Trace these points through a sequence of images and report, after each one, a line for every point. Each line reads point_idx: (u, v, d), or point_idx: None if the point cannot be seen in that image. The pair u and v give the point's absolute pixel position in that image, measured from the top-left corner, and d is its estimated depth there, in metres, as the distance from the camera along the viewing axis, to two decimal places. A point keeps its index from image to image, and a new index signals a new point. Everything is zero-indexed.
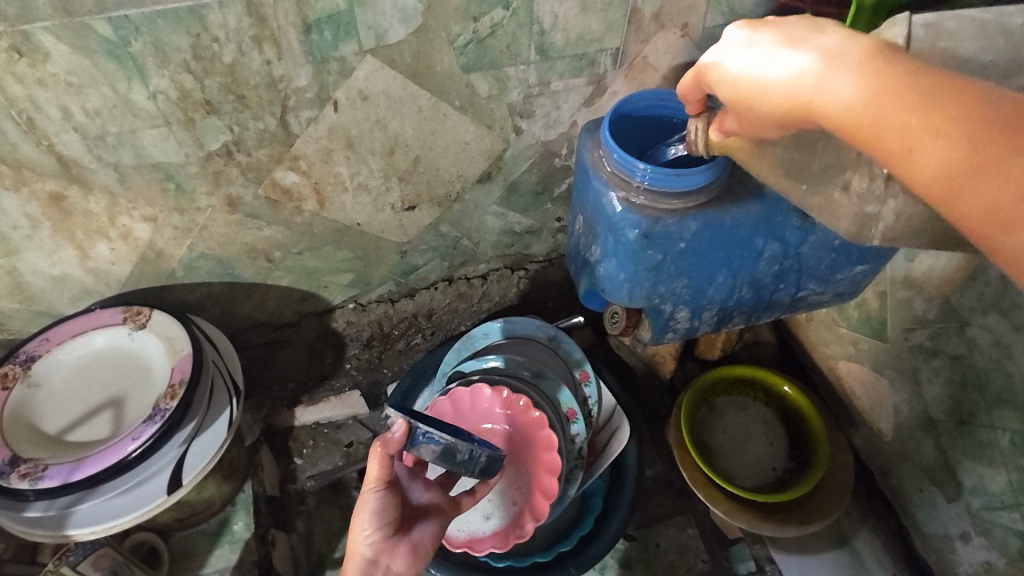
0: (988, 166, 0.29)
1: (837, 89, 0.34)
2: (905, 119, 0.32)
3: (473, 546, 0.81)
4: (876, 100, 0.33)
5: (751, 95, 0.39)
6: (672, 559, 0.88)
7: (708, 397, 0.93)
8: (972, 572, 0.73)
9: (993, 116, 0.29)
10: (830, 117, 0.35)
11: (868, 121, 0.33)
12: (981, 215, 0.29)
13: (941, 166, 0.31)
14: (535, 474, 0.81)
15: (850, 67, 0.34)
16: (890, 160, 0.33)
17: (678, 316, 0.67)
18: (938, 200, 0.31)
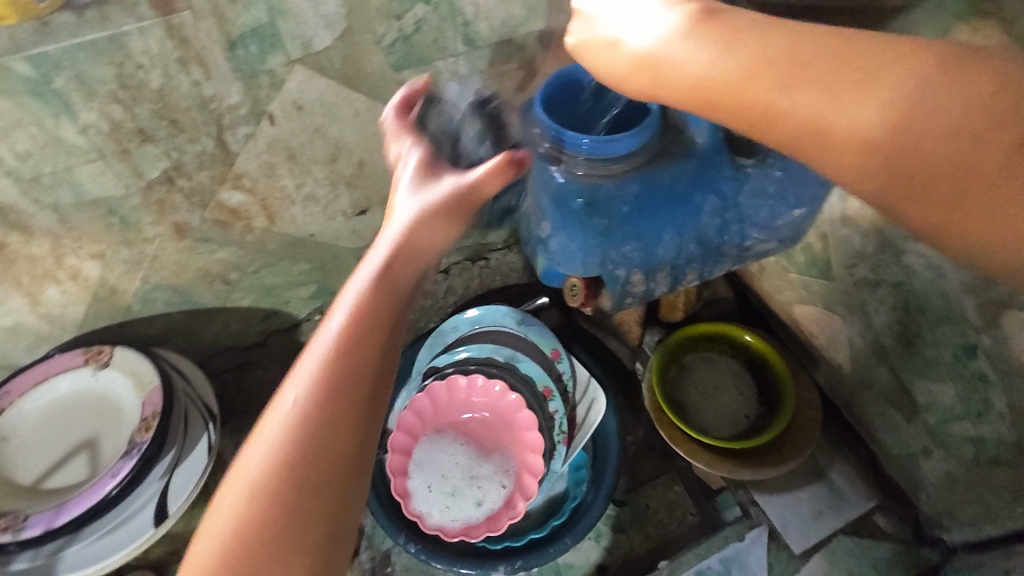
0: (836, 125, 0.36)
1: (686, 61, 0.39)
2: (755, 91, 0.38)
3: (468, 533, 0.81)
4: (722, 69, 0.38)
5: (619, 75, 0.43)
6: (662, 517, 0.91)
7: (676, 357, 0.96)
8: (937, 483, 0.78)
9: (825, 73, 0.36)
10: (685, 88, 0.40)
11: (722, 90, 0.39)
12: (847, 164, 0.37)
13: (807, 115, 0.37)
14: (520, 456, 0.86)
15: (692, 39, 0.39)
16: (754, 126, 0.39)
17: (633, 281, 0.69)
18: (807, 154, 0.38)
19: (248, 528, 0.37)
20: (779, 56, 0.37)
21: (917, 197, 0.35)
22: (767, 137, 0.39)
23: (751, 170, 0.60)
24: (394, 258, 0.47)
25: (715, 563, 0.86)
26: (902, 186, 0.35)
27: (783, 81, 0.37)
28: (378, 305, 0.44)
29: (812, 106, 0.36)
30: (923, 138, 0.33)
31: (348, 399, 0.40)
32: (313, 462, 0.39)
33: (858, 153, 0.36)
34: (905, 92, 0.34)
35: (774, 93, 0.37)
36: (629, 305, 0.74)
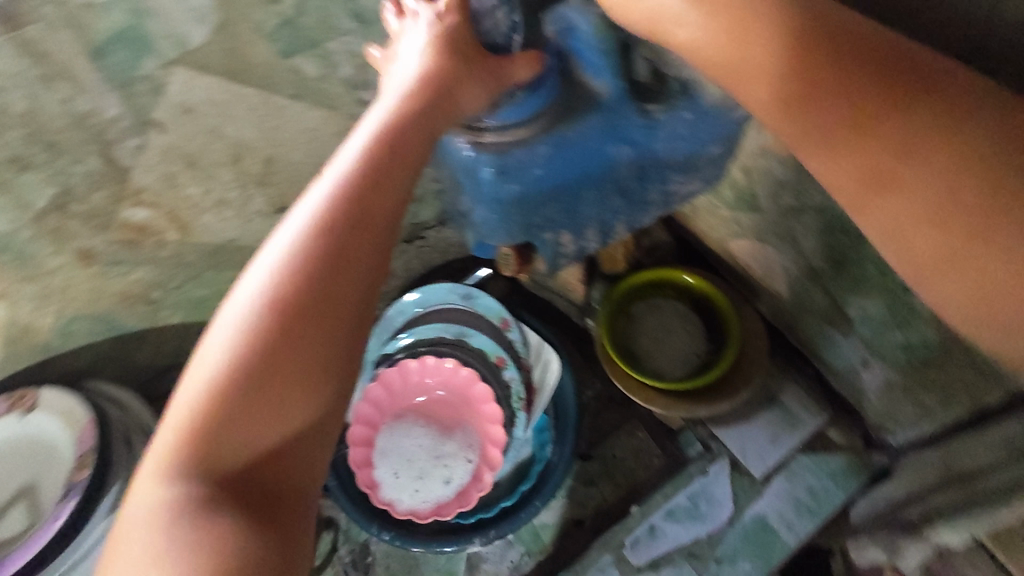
0: (848, 132, 0.35)
1: (692, 37, 0.40)
2: (766, 80, 0.37)
3: (440, 511, 0.82)
4: (735, 50, 0.38)
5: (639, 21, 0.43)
6: (630, 464, 0.93)
7: (624, 308, 0.97)
8: (878, 391, 0.82)
9: (846, 73, 0.35)
10: (693, 57, 0.40)
11: (731, 67, 0.39)
12: (856, 180, 0.36)
13: (822, 116, 0.36)
14: (482, 428, 0.87)
15: (705, 14, 0.39)
16: (770, 117, 0.38)
17: (563, 243, 0.72)
18: (815, 156, 0.37)
19: (240, 367, 0.39)
20: (807, 38, 0.36)
21: (889, 203, 0.35)
22: (779, 130, 0.38)
23: (659, 113, 0.59)
24: (427, 105, 0.47)
25: (683, 500, 0.88)
26: (871, 192, 0.35)
27: (803, 61, 0.36)
28: (377, 172, 0.43)
29: (820, 95, 0.35)
30: (911, 145, 0.33)
31: (360, 229, 0.42)
32: (304, 318, 0.40)
33: (837, 145, 0.36)
34: (911, 103, 0.33)
35: (786, 70, 0.36)
36: (563, 264, 0.77)
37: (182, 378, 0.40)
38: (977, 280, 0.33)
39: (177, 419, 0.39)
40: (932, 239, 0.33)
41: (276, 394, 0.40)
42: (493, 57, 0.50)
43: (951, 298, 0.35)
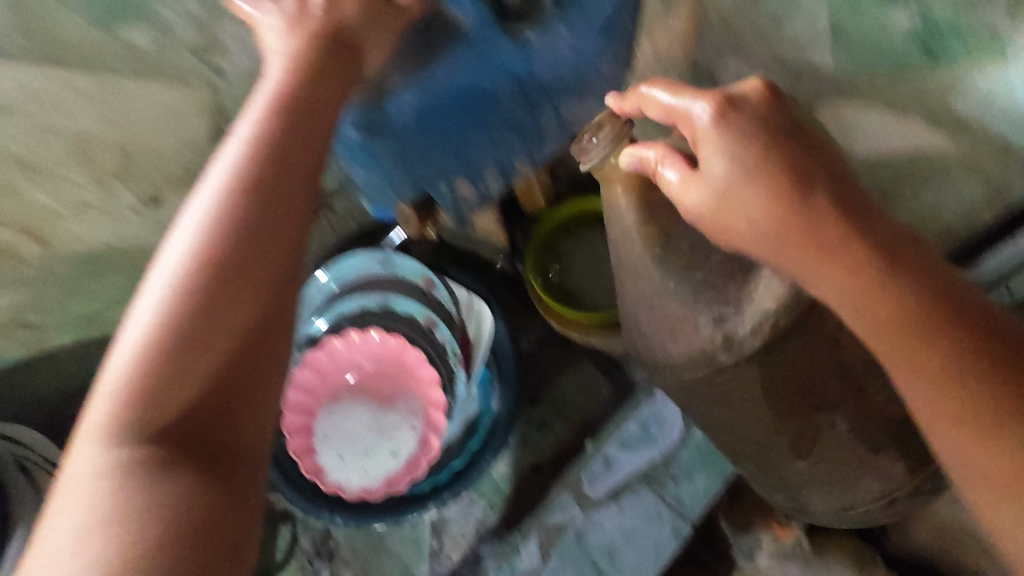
0: (872, 304, 0.47)
1: (715, 168, 0.49)
2: (845, 256, 0.47)
3: (393, 484, 0.81)
4: (791, 227, 0.48)
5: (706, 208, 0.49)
6: (579, 399, 0.93)
7: (549, 249, 0.94)
8: None
9: (862, 271, 0.47)
10: (740, 229, 0.49)
11: (786, 233, 0.48)
12: (897, 335, 0.46)
13: (868, 324, 0.47)
14: (423, 395, 0.85)
15: (752, 178, 0.49)
16: (860, 281, 0.47)
17: (460, 191, 0.70)
18: (890, 340, 0.47)
19: (170, 334, 0.44)
20: (777, 158, 0.49)
21: (883, 324, 0.47)
22: (810, 276, 0.48)
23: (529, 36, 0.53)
24: (302, 123, 0.50)
25: (634, 427, 0.85)
26: (862, 286, 0.47)
27: (780, 174, 0.48)
28: (274, 152, 0.48)
29: (795, 216, 0.48)
30: (879, 255, 0.47)
31: (259, 234, 0.47)
32: (221, 291, 0.45)
33: (824, 269, 0.48)
34: (863, 218, 0.48)
35: (766, 176, 0.49)
36: (471, 212, 0.76)
37: (110, 348, 0.44)
38: (936, 382, 0.46)
39: (114, 386, 0.43)
40: (887, 334, 0.47)
41: (206, 358, 0.44)
42: (349, 45, 0.52)
43: (921, 390, 0.46)
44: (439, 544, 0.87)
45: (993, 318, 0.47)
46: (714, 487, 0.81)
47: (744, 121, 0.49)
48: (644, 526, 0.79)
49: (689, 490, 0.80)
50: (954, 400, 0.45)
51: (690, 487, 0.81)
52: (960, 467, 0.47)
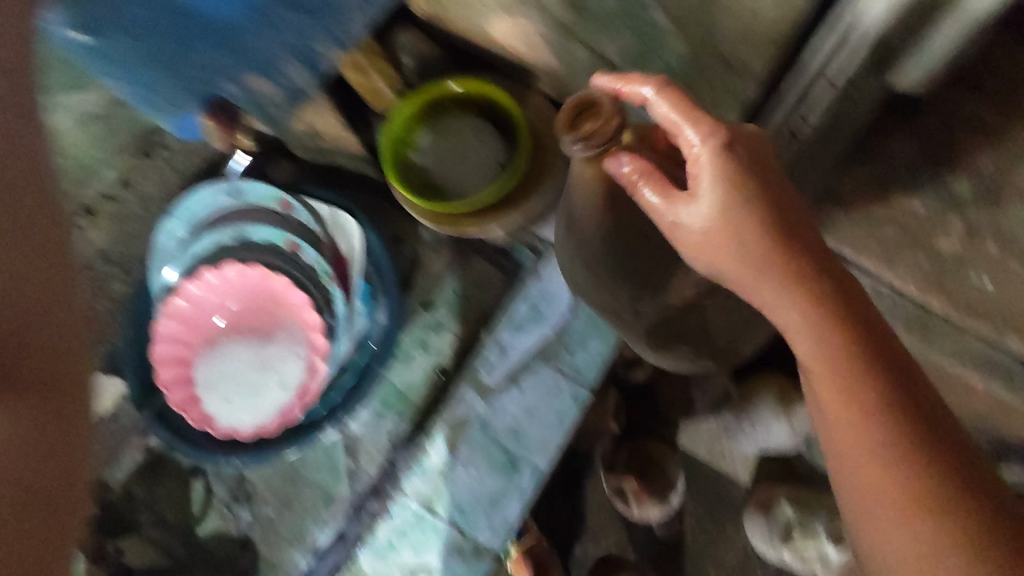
0: (862, 428, 0.49)
1: (693, 216, 0.52)
2: (782, 295, 0.51)
3: (287, 415, 0.78)
4: (763, 259, 0.51)
5: (683, 233, 0.53)
6: (472, 293, 0.91)
7: (403, 144, 0.86)
8: None
9: (863, 352, 0.49)
10: (693, 239, 0.53)
11: (757, 267, 0.51)
12: (880, 489, 0.48)
13: (818, 359, 0.50)
14: (302, 321, 0.81)
15: (742, 227, 0.52)
16: (840, 400, 0.49)
17: (256, 87, 0.67)
18: (857, 449, 0.49)
19: None
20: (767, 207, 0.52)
21: (827, 370, 0.50)
22: (819, 388, 0.50)
23: None
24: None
25: (523, 308, 0.83)
26: (820, 361, 0.50)
27: (768, 219, 0.52)
28: None
29: (779, 260, 0.51)
30: (838, 326, 0.50)
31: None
32: None
33: (791, 308, 0.51)
34: (867, 318, 0.51)
35: (761, 265, 0.51)
36: (283, 113, 0.73)
37: None
38: (874, 457, 0.48)
39: None
40: (854, 406, 0.49)
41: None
42: None
43: (853, 456, 0.49)
44: (356, 464, 0.86)
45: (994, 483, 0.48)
46: (608, 351, 0.80)
47: (732, 171, 0.51)
48: (545, 400, 0.79)
49: (584, 357, 0.80)
50: (892, 488, 0.47)
51: (585, 354, 0.80)
52: (855, 513, 0.50)
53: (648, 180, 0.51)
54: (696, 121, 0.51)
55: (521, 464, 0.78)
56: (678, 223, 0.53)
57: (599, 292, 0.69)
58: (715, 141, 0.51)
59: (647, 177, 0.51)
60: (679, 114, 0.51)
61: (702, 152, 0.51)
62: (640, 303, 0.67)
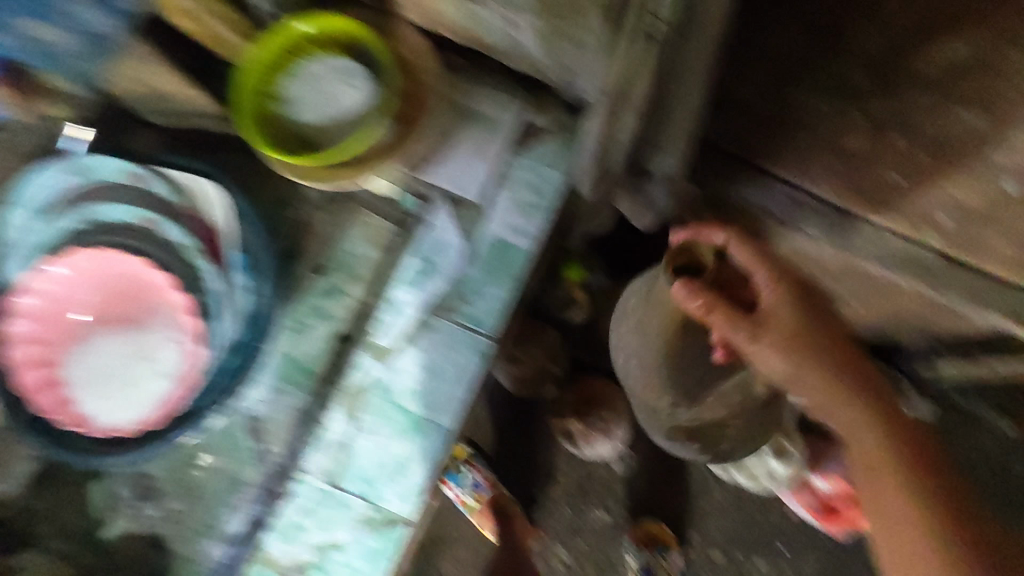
0: (903, 475, 0.58)
1: (769, 354, 0.59)
2: (856, 410, 0.60)
3: (171, 404, 0.73)
4: (815, 346, 0.59)
5: (781, 324, 0.59)
6: (366, 254, 0.83)
7: (260, 96, 0.76)
8: (540, 54, 0.70)
9: (903, 428, 0.60)
10: (777, 346, 0.59)
11: (811, 348, 0.59)
12: (909, 516, 0.57)
13: (868, 431, 0.60)
14: (174, 303, 0.75)
15: (807, 340, 0.59)
16: (872, 453, 0.60)
17: (48, 40, 0.66)
18: (893, 490, 0.59)
19: None
20: (815, 320, 0.59)
21: (863, 429, 0.60)
22: (868, 443, 0.60)
23: None
24: None
25: (414, 261, 0.78)
26: (857, 419, 0.60)
27: (827, 361, 0.59)
28: None
29: (818, 355, 0.59)
30: (902, 449, 0.59)
31: None
32: None
33: (841, 408, 0.60)
34: (877, 388, 0.61)
35: (802, 347, 0.59)
36: (88, 65, 0.70)
37: None
38: (913, 507, 0.57)
39: None
40: (901, 451, 0.59)
41: None
42: None
43: (884, 490, 0.59)
44: (260, 445, 0.80)
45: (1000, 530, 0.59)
46: (508, 297, 0.76)
47: (789, 304, 0.59)
48: (444, 356, 0.75)
49: (481, 305, 0.75)
50: (933, 512, 0.57)
51: (482, 301, 0.76)
52: (883, 542, 0.59)
53: (715, 308, 0.57)
54: (767, 273, 0.59)
55: (425, 426, 0.74)
56: (749, 346, 0.59)
57: (651, 399, 0.71)
58: (779, 291, 0.59)
59: (737, 317, 0.58)
60: (761, 275, 0.59)
61: (771, 303, 0.59)
62: (677, 410, 0.69)
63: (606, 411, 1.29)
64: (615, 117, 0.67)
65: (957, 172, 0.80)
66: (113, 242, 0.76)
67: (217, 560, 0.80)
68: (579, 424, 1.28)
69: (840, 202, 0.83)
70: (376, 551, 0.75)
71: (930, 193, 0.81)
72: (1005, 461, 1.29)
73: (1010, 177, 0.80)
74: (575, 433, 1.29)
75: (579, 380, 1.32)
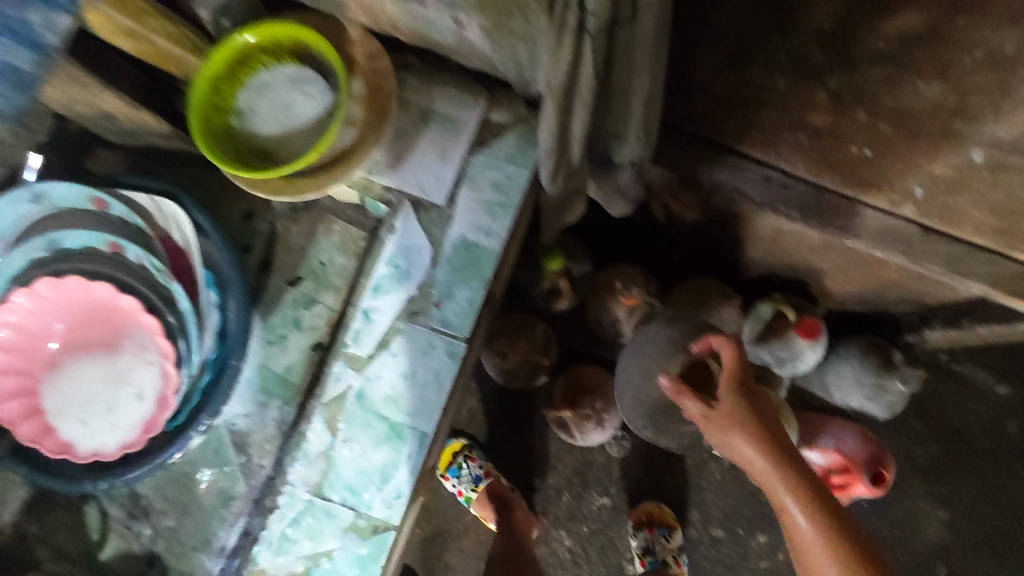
0: (805, 508, 0.64)
1: (720, 430, 0.68)
2: (781, 475, 0.65)
3: (148, 426, 0.72)
4: (767, 444, 0.66)
5: (720, 413, 0.67)
6: (340, 261, 0.84)
7: (221, 110, 0.79)
8: (490, 49, 0.72)
9: (799, 469, 0.66)
10: (717, 431, 0.68)
11: (762, 444, 0.66)
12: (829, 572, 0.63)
13: (786, 485, 0.65)
14: (142, 324, 0.74)
15: (752, 429, 0.67)
16: (786, 501, 0.65)
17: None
18: (806, 539, 0.64)
19: None
20: (752, 403, 0.68)
21: (772, 477, 0.66)
22: (773, 494, 0.66)
23: None
24: None
25: (383, 270, 0.78)
26: (768, 471, 0.66)
27: (765, 440, 0.66)
28: None
29: (756, 428, 0.67)
30: (824, 512, 0.64)
31: None
32: None
33: (753, 451, 0.66)
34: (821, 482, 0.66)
35: (746, 425, 0.67)
36: (16, 100, 0.73)
37: None
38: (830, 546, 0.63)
39: None
40: (822, 518, 0.64)
41: None
42: None
43: (814, 548, 0.64)
44: (247, 458, 0.81)
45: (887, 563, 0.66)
46: (478, 298, 0.76)
47: (737, 394, 0.68)
48: (417, 365, 0.75)
49: (451, 309, 0.76)
50: None
51: (453, 305, 0.76)
52: None
53: (682, 389, 0.71)
54: (733, 379, 0.68)
55: (404, 432, 0.75)
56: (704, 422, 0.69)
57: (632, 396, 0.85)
58: (731, 362, 0.69)
59: (688, 394, 0.71)
60: (724, 377, 0.69)
61: (722, 393, 0.68)
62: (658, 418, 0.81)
63: (600, 399, 1.26)
64: (566, 109, 0.68)
65: (923, 139, 0.80)
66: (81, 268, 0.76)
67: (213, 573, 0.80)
68: (572, 413, 1.25)
69: (806, 176, 0.83)
70: (366, 556, 0.76)
71: (898, 165, 0.81)
72: (999, 421, 1.30)
73: (976, 146, 0.79)
74: (570, 423, 1.27)
75: (571, 370, 1.31)
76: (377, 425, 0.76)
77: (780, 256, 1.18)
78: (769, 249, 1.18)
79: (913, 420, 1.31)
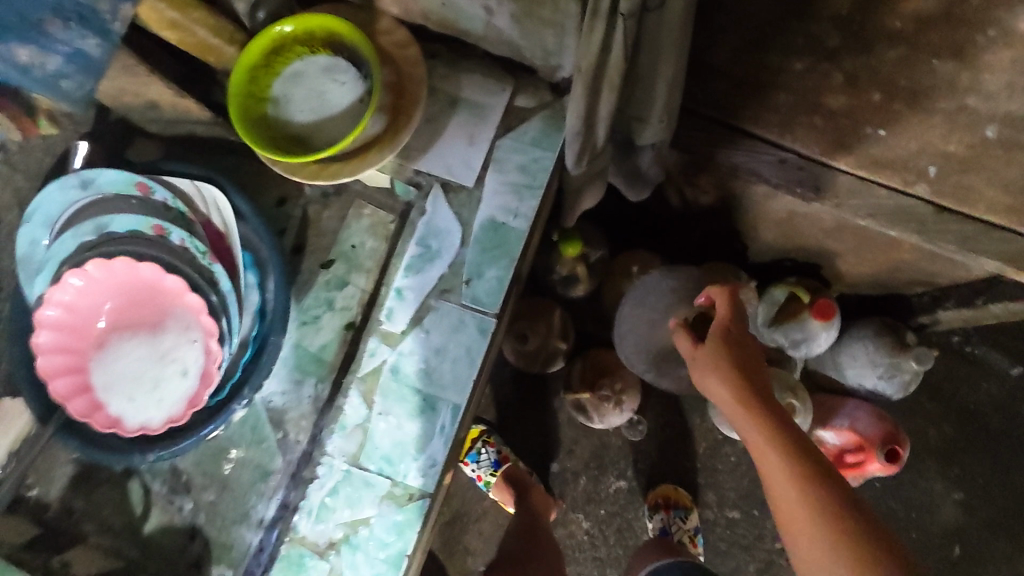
0: (769, 457, 0.59)
1: (702, 374, 0.67)
2: (752, 422, 0.62)
3: (193, 401, 0.75)
4: (741, 387, 0.63)
5: (701, 357, 0.67)
6: (371, 243, 0.87)
7: (259, 97, 0.82)
8: (517, 34, 0.75)
9: (776, 419, 0.61)
10: (700, 375, 0.67)
11: (736, 388, 0.64)
12: (785, 520, 0.58)
13: (755, 434, 0.61)
14: (185, 304, 0.77)
15: (723, 372, 0.64)
16: (757, 449, 0.61)
17: (40, 63, 0.70)
18: (772, 490, 0.59)
19: None
20: (732, 351, 0.65)
21: (746, 422, 0.62)
22: (748, 445, 0.62)
23: None
24: None
25: (415, 250, 0.81)
26: (744, 416, 0.63)
27: (741, 387, 0.63)
28: None
29: (733, 373, 0.64)
30: (793, 461, 0.58)
31: None
32: None
33: (724, 394, 0.65)
34: (779, 415, 0.61)
35: (719, 366, 0.65)
36: (86, 83, 0.76)
37: None
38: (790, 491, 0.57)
39: None
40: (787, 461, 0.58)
41: None
42: None
43: (776, 501, 0.59)
44: (284, 433, 0.84)
45: (839, 483, 0.57)
46: (506, 276, 0.79)
47: (719, 338, 0.67)
48: (449, 339, 0.78)
49: (481, 287, 0.79)
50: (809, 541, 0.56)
51: (483, 283, 0.79)
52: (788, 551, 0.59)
53: (682, 330, 0.72)
54: (720, 329, 0.68)
55: (438, 403, 0.78)
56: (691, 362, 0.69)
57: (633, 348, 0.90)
58: (724, 310, 0.69)
59: (684, 338, 0.72)
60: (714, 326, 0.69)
61: (709, 337, 0.68)
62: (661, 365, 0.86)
63: (617, 381, 1.29)
64: (593, 92, 0.71)
65: (934, 118, 0.82)
66: (126, 250, 0.79)
67: (252, 545, 0.82)
68: (591, 395, 1.28)
69: (824, 158, 0.85)
70: (403, 523, 0.79)
71: (911, 145, 0.84)
72: (1011, 402, 1.32)
73: (987, 123, 0.82)
74: (588, 405, 1.30)
75: (588, 354, 1.34)
76: (411, 399, 0.79)
77: (793, 238, 1.21)
78: (782, 234, 1.21)
79: (925, 402, 1.33)
